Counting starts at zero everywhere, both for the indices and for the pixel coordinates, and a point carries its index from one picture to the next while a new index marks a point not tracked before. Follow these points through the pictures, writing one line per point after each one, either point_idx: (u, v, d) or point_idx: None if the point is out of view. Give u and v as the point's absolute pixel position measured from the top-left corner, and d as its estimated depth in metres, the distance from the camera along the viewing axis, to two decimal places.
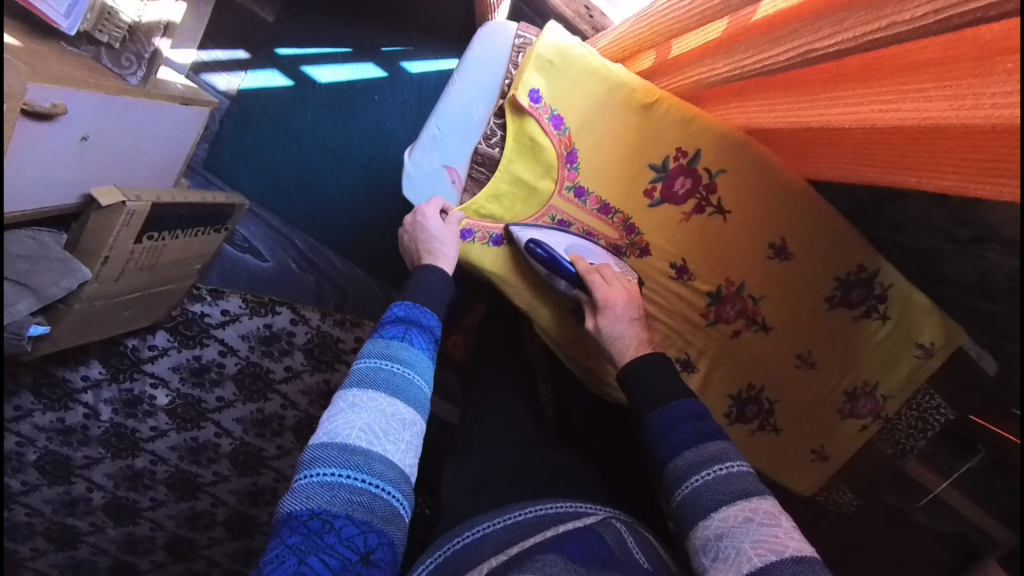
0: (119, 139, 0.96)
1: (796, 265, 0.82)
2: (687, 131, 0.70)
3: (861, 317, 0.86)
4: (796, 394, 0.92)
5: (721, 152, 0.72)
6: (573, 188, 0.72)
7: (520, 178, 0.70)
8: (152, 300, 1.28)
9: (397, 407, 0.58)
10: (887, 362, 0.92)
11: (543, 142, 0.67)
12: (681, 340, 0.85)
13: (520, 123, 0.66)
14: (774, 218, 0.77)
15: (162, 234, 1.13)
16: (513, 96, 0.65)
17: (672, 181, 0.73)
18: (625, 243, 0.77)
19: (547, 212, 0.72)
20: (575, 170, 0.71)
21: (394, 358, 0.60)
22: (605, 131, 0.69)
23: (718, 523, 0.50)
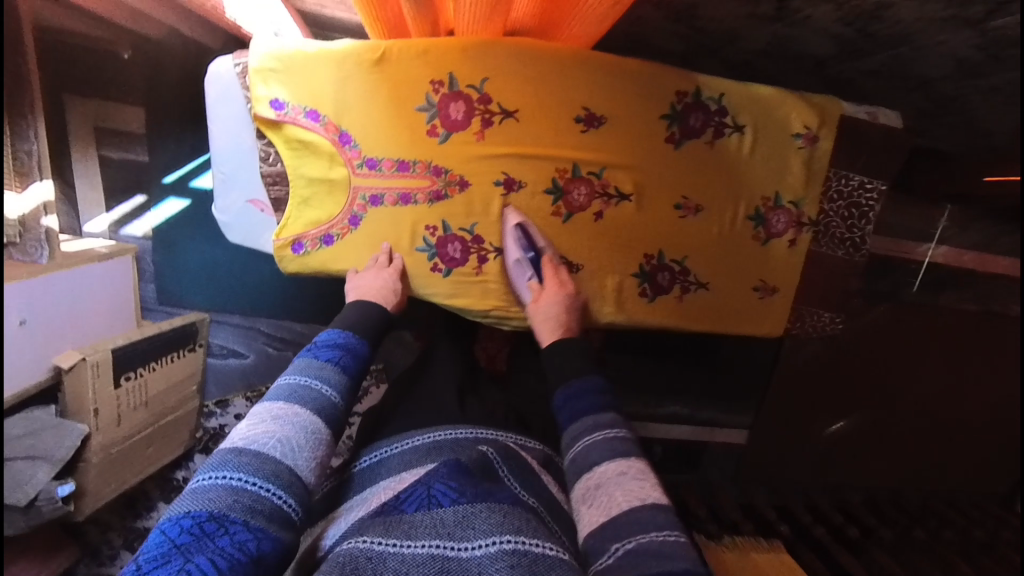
0: (58, 312, 1.12)
1: (616, 123, 0.80)
2: (431, 62, 0.73)
3: (716, 138, 0.83)
4: (699, 241, 0.89)
5: (472, 64, 0.74)
6: (364, 163, 0.76)
7: (313, 178, 0.75)
8: (168, 431, 1.43)
9: (315, 424, 0.64)
10: (776, 167, 0.86)
11: (310, 138, 0.73)
12: (553, 247, 0.85)
13: (281, 133, 0.72)
14: (565, 94, 0.77)
15: (138, 371, 1.27)
16: (257, 113, 0.70)
17: (446, 111, 0.75)
18: (442, 186, 0.79)
19: (356, 194, 0.77)
20: (356, 147, 0.75)
21: (324, 378, 0.68)
22: (356, 101, 0.73)
23: (597, 474, 0.64)
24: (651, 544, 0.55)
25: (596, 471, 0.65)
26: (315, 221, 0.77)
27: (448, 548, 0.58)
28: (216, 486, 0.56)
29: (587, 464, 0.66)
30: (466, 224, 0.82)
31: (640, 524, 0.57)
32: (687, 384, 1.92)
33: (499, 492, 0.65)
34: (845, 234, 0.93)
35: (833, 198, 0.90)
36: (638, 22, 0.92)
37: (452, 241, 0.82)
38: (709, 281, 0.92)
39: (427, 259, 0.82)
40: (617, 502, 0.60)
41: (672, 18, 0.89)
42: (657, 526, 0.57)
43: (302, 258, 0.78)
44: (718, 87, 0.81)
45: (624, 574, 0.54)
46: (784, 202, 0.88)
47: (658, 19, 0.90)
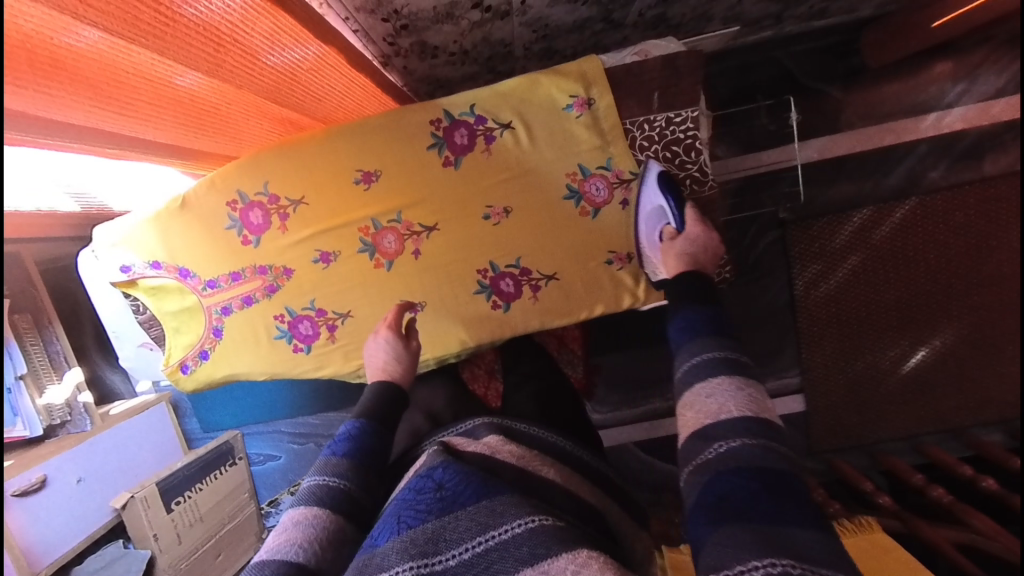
0: (108, 464, 1.43)
1: (390, 168, 0.87)
2: (219, 189, 0.87)
3: (488, 144, 0.85)
4: (528, 234, 0.89)
5: (249, 178, 0.87)
6: (207, 285, 0.91)
7: (177, 312, 0.92)
8: (232, 539, 1.68)
9: (332, 521, 0.66)
10: (564, 142, 0.84)
11: (157, 282, 0.91)
12: (389, 294, 0.92)
13: (138, 286, 0.92)
14: (335, 166, 0.87)
15: (186, 494, 1.54)
16: (117, 281, 0.92)
17: (248, 220, 0.88)
18: (272, 280, 0.91)
19: (210, 311, 0.92)
20: (195, 277, 0.91)
21: (335, 471, 0.71)
22: (179, 241, 0.89)
23: (710, 384, 0.63)
24: (742, 450, 0.56)
25: (708, 383, 0.64)
26: (195, 342, 0.94)
27: (423, 566, 0.59)
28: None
29: (702, 375, 0.65)
30: (305, 302, 0.92)
31: (724, 434, 0.58)
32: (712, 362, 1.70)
33: (460, 497, 0.65)
34: (679, 171, 0.85)
35: (644, 145, 0.85)
36: (412, 70, 1.02)
37: (301, 321, 0.92)
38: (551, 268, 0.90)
39: (287, 343, 0.93)
40: (708, 416, 0.61)
41: (431, 54, 0.98)
42: (722, 437, 0.58)
43: (193, 375, 0.95)
44: (468, 98, 0.84)
45: (708, 473, 0.57)
46: (592, 170, 0.85)
47: (421, 59, 0.98)
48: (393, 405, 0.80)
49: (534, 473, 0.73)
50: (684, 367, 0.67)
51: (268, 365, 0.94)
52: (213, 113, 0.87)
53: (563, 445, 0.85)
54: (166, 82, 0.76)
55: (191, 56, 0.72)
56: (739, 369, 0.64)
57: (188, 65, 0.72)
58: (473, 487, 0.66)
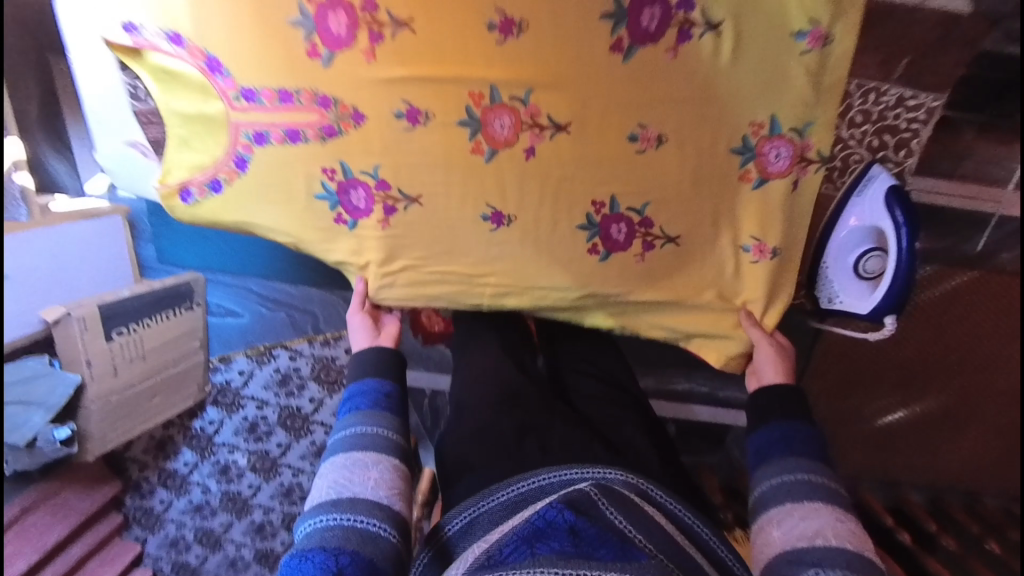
0: (37, 266, 1.20)
1: (539, 31, 0.72)
2: None
3: (678, 42, 0.73)
4: (659, 179, 0.78)
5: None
6: (240, 95, 0.74)
7: (190, 112, 0.76)
8: (175, 383, 1.51)
9: (364, 457, 0.69)
10: (766, 76, 0.74)
11: (172, 66, 0.75)
12: (472, 189, 0.78)
13: (145, 61, 0.75)
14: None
15: (130, 327, 1.35)
16: (118, 44, 0.75)
17: (325, 24, 0.72)
18: (332, 120, 0.75)
19: (237, 131, 0.76)
20: (228, 78, 0.74)
21: (357, 421, 0.73)
22: (221, 17, 0.72)
23: (802, 511, 0.65)
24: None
25: (793, 505, 0.66)
26: (219, 160, 0.78)
27: None
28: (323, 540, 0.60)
29: (792, 497, 0.67)
30: (368, 167, 0.77)
31: (820, 562, 0.58)
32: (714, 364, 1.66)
33: (598, 553, 0.55)
34: None
35: None
36: None
37: (354, 187, 0.78)
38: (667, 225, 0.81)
39: (330, 208, 0.80)
40: (797, 537, 0.62)
41: None
42: (819, 566, 0.58)
43: (192, 207, 0.81)
44: None
45: None
46: (776, 124, 0.76)
47: None
48: (392, 360, 0.82)
49: (685, 548, 0.58)
50: (764, 489, 0.70)
51: (296, 227, 0.81)
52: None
53: (704, 533, 0.64)
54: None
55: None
56: (830, 500, 0.66)
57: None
58: (611, 545, 0.56)
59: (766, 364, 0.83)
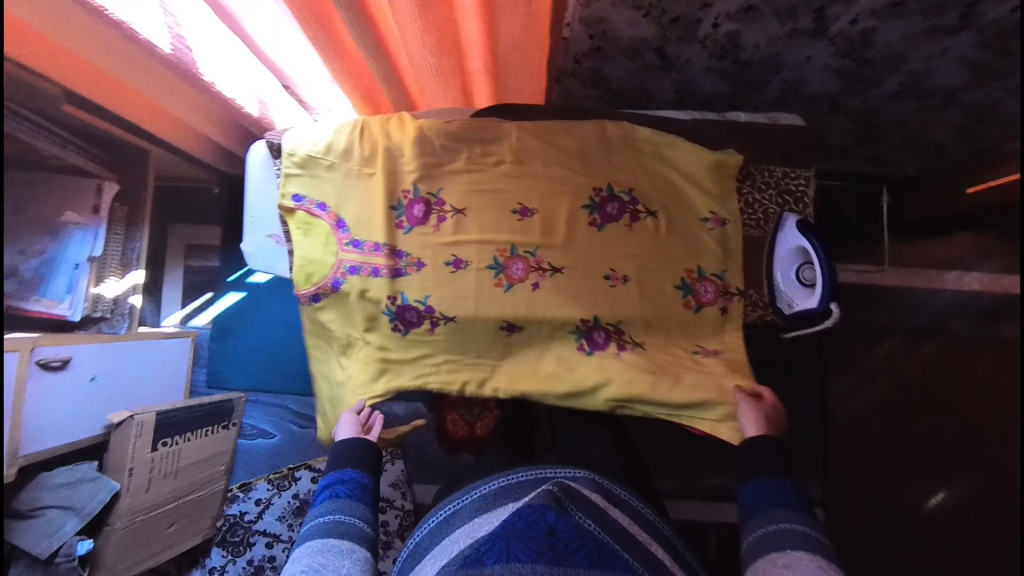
0: (123, 372, 1.32)
1: (555, 181, 1.00)
2: (391, 159, 0.97)
3: (633, 222, 0.99)
4: (658, 262, 0.99)
5: (435, 129, 0.96)
6: (349, 243, 0.97)
7: (311, 254, 0.96)
8: (193, 511, 1.48)
9: (356, 551, 0.71)
10: (693, 244, 0.99)
11: (316, 221, 0.97)
12: (489, 245, 0.99)
13: (294, 217, 0.96)
14: (495, 140, 0.99)
15: (176, 438, 1.40)
16: (283, 206, 0.96)
17: (412, 210, 0.98)
18: (402, 265, 0.97)
19: (340, 265, 0.96)
20: (346, 231, 0.97)
21: (341, 509, 0.76)
22: (340, 198, 0.98)
23: (790, 557, 0.66)
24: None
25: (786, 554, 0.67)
26: (319, 264, 0.96)
27: None
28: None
29: (780, 544, 0.68)
30: (420, 296, 0.97)
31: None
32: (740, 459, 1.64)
33: (573, 559, 0.75)
34: (772, 212, 1.00)
35: (761, 188, 1.00)
36: (569, 95, 1.17)
37: (419, 203, 0.98)
38: (644, 279, 0.98)
39: (396, 216, 0.98)
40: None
41: (594, 83, 1.12)
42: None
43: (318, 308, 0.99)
44: (626, 181, 0.99)
45: None
46: (719, 217, 0.99)
47: (581, 87, 1.14)
48: (366, 447, 0.88)
49: (645, 544, 0.83)
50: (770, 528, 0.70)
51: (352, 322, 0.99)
52: (412, 72, 0.98)
53: (656, 522, 0.91)
54: (402, 36, 0.84)
55: (448, 35, 0.85)
56: (822, 549, 0.66)
57: (437, 35, 0.83)
58: (587, 552, 0.75)
59: (749, 423, 0.87)
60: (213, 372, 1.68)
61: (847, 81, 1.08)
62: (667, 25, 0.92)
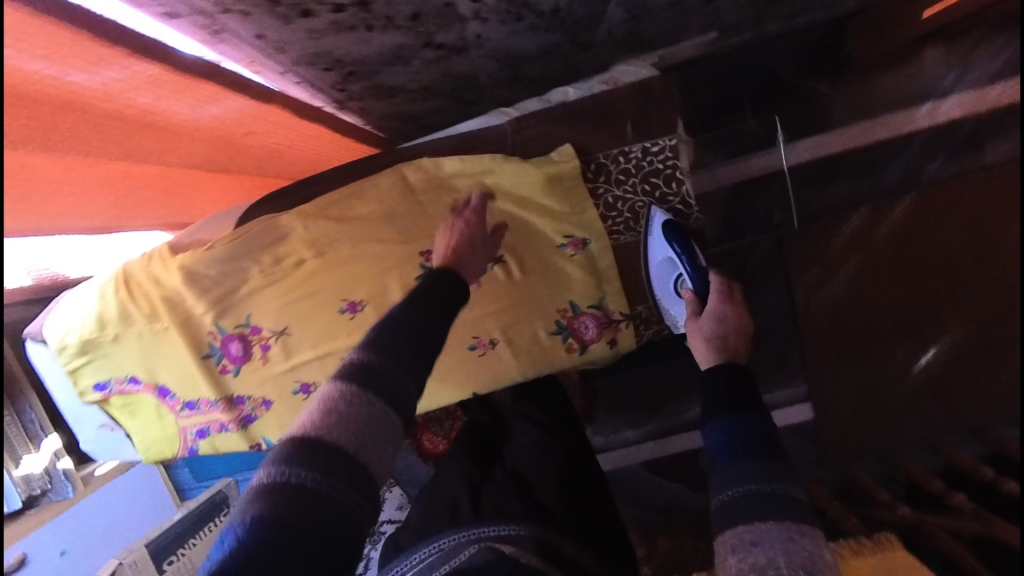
0: (90, 531, 1.37)
1: (371, 259, 0.80)
2: (173, 305, 0.80)
3: (479, 277, 0.81)
4: (524, 312, 0.83)
5: (200, 261, 0.78)
6: (185, 406, 0.86)
7: (151, 434, 0.87)
8: None
9: (349, 404, 0.52)
10: (556, 277, 0.81)
11: (133, 398, 0.85)
12: (330, 355, 0.83)
13: (110, 406, 0.86)
14: (279, 241, 0.79)
15: (178, 553, 1.45)
16: (89, 399, 0.84)
17: (229, 350, 0.83)
18: (249, 410, 0.86)
19: (186, 432, 0.87)
20: (174, 397, 0.85)
21: (365, 341, 0.58)
22: (144, 364, 0.83)
23: (759, 531, 0.46)
24: None
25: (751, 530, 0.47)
26: (160, 439, 0.87)
27: None
28: (280, 542, 0.44)
29: (743, 512, 0.48)
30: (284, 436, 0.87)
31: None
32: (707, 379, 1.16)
33: None
34: (641, 207, 0.79)
35: (621, 179, 0.78)
36: (372, 110, 0.91)
37: (233, 340, 0.83)
38: (514, 337, 0.83)
39: (216, 363, 0.84)
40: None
41: (389, 94, 0.85)
42: None
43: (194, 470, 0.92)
44: None
45: None
46: (577, 236, 0.80)
47: (376, 102, 0.88)
48: (448, 287, 0.66)
49: None
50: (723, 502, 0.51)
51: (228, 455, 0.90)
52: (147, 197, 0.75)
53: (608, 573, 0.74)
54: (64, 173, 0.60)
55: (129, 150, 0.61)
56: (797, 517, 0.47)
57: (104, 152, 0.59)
58: None
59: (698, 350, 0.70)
60: (193, 470, 1.56)
61: None
62: (412, 26, 0.64)
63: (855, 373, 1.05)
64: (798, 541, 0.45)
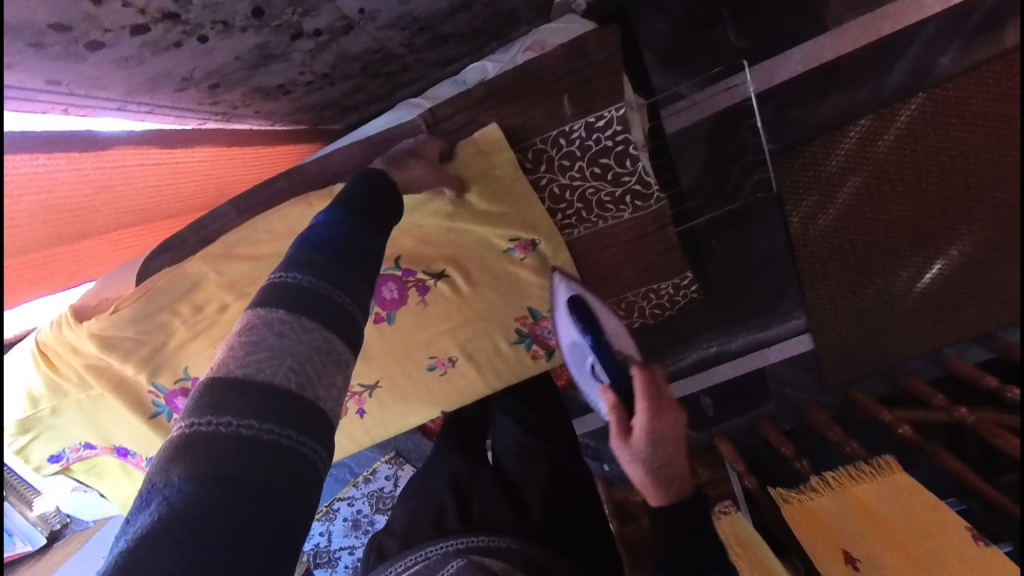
0: None
1: None
2: (102, 371, 0.74)
3: (423, 296, 0.73)
4: (482, 324, 0.76)
5: (109, 327, 0.69)
6: (150, 461, 0.84)
7: (125, 490, 0.86)
8: None
9: (302, 340, 0.42)
10: (511, 286, 0.74)
11: (96, 460, 0.83)
12: None
13: (75, 470, 0.84)
14: (192, 290, 0.70)
15: None
16: (50, 471, 0.82)
17: (176, 404, 0.79)
18: None
19: None
20: (136, 454, 0.83)
21: (304, 266, 0.46)
22: (94, 429, 0.80)
23: None
24: None
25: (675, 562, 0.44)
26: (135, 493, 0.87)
27: None
28: (205, 507, 0.34)
29: None
30: None
31: None
32: (705, 313, 0.99)
33: None
34: (593, 194, 0.68)
35: (565, 165, 0.66)
36: (272, 111, 0.79)
37: (178, 394, 0.78)
38: (474, 351, 0.79)
39: (166, 419, 0.80)
40: None
41: (282, 92, 0.73)
42: None
43: None
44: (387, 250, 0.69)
45: None
46: (531, 240, 0.70)
47: (269, 102, 0.74)
48: (385, 198, 0.54)
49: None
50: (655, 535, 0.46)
51: None
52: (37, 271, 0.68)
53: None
54: None
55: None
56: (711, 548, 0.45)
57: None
58: None
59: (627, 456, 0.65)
60: None
61: None
62: (260, 23, 0.54)
63: (852, 301, 0.92)
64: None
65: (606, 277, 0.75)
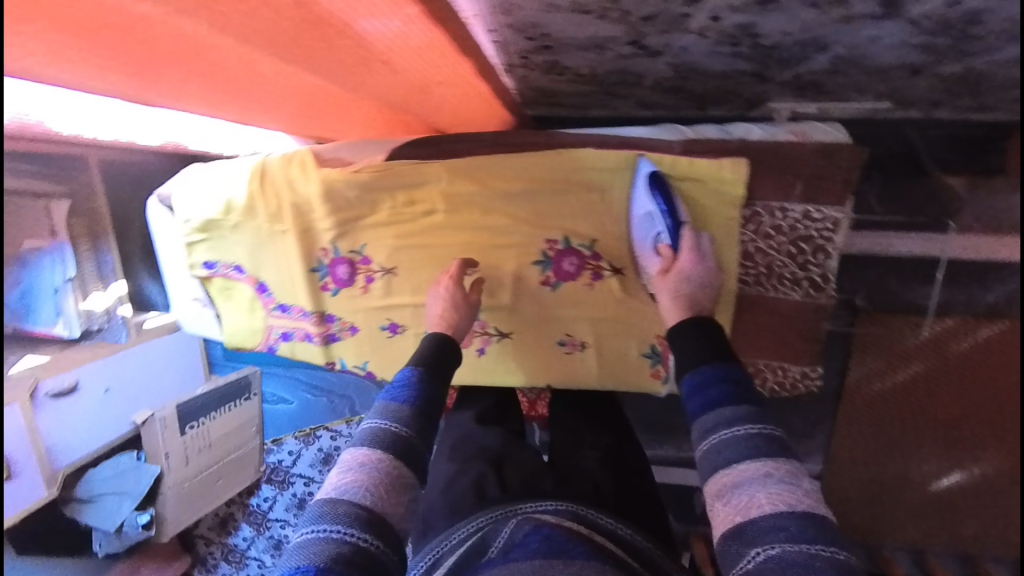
0: (131, 378, 1.48)
1: (499, 228, 0.81)
2: (300, 213, 0.82)
3: (593, 281, 0.82)
4: (623, 326, 0.83)
5: (342, 181, 0.78)
6: (278, 307, 0.89)
7: (240, 322, 0.92)
8: (235, 467, 1.66)
9: (395, 469, 0.57)
10: None
11: (233, 284, 0.89)
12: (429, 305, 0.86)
13: (209, 284, 0.90)
14: (418, 187, 0.79)
15: (200, 421, 1.54)
16: (199, 275, 0.89)
17: (335, 270, 0.86)
18: (335, 329, 0.89)
19: (271, 331, 0.91)
20: (271, 295, 0.89)
21: (400, 418, 0.62)
22: (253, 257, 0.86)
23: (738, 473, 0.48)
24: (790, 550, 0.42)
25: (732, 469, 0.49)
26: (245, 327, 0.91)
27: None
28: None
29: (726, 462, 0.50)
30: (360, 361, 0.90)
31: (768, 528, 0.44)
32: None
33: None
34: (778, 266, 0.77)
35: (769, 234, 0.76)
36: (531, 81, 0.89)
37: (342, 263, 0.85)
38: (605, 346, 0.85)
39: (319, 278, 0.86)
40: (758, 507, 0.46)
41: (558, 72, 0.84)
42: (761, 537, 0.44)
43: None
44: (585, 231, 0.79)
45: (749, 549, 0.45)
46: None
47: (543, 74, 0.85)
48: (448, 359, 0.74)
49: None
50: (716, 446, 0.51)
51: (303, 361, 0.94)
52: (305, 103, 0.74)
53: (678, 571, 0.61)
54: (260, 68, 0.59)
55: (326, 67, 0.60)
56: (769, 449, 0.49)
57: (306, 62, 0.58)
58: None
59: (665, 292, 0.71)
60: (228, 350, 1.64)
61: (938, 53, 0.69)
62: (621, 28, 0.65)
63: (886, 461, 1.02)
64: (773, 477, 0.47)
65: (747, 337, 0.82)
